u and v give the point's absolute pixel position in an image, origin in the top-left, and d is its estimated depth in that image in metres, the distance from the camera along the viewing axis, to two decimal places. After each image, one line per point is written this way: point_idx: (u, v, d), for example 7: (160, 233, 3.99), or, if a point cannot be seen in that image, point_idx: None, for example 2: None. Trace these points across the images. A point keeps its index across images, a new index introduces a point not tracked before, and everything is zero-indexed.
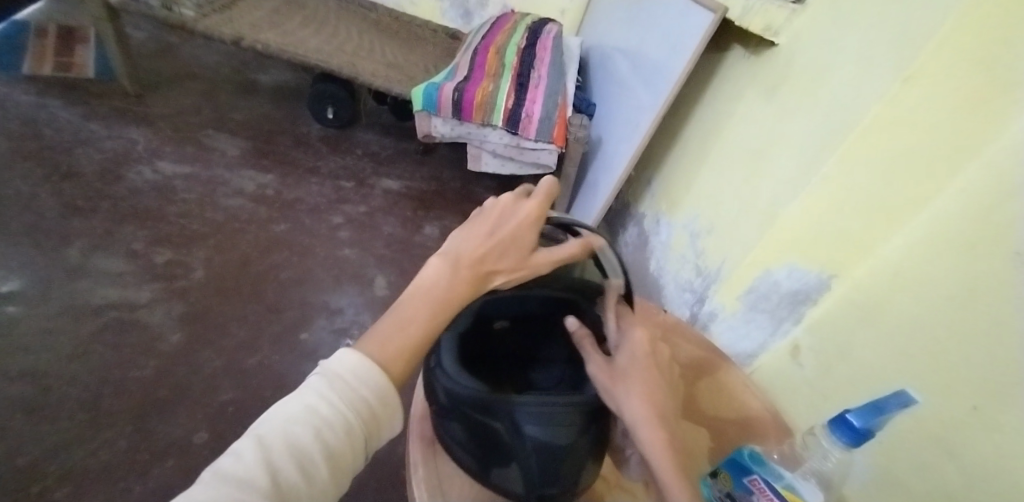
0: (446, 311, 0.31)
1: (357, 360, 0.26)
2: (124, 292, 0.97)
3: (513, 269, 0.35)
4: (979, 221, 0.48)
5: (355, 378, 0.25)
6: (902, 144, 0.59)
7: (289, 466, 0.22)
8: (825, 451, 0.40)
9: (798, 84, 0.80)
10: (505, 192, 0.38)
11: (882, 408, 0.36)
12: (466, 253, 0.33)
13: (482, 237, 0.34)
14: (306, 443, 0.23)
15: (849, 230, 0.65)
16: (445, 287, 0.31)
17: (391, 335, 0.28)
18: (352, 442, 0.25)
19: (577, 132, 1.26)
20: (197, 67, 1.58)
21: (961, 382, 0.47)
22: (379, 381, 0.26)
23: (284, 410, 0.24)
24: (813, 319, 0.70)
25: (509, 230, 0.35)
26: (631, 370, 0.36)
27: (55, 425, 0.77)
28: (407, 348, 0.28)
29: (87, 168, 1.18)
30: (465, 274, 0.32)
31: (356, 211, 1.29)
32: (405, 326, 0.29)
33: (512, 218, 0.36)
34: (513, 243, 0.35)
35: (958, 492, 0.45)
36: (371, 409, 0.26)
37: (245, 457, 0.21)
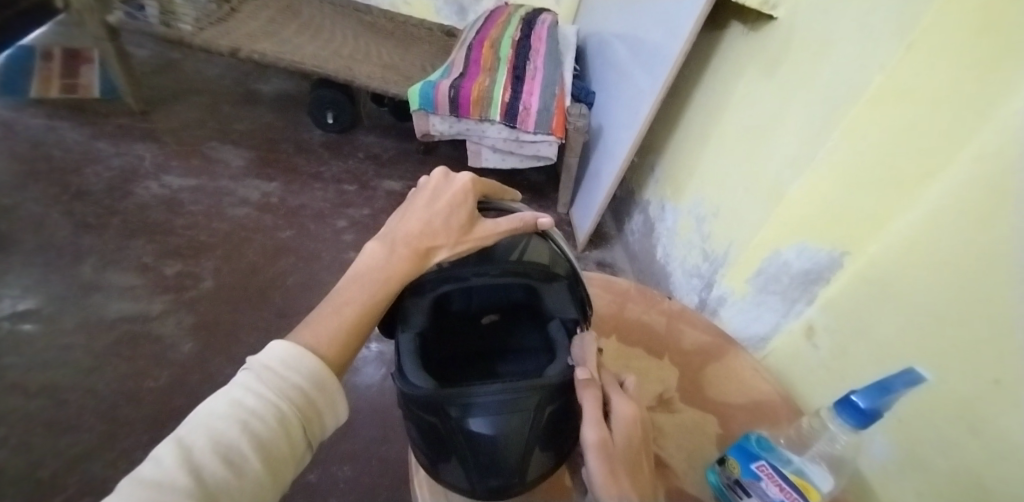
0: (385, 287, 0.35)
1: (286, 352, 0.29)
2: (137, 305, 0.99)
3: (453, 244, 0.40)
4: (994, 187, 0.46)
5: (284, 368, 0.28)
6: (908, 114, 0.56)
7: (214, 462, 0.23)
8: (832, 434, 0.38)
9: (797, 58, 0.78)
10: (431, 183, 0.42)
11: (889, 388, 0.34)
12: (401, 236, 0.38)
13: (417, 219, 0.39)
14: (232, 437, 0.25)
15: (858, 205, 0.63)
16: (383, 268, 0.36)
17: (325, 319, 0.32)
18: (286, 430, 0.26)
19: (576, 121, 1.23)
20: (199, 81, 1.60)
21: (981, 355, 0.45)
22: (312, 366, 0.29)
23: (212, 410, 0.26)
24: (826, 299, 0.68)
25: (442, 211, 0.40)
26: (626, 452, 0.35)
27: (75, 437, 0.79)
28: (340, 326, 0.32)
29: (96, 186, 1.20)
30: (401, 253, 0.37)
31: (359, 213, 1.30)
32: (343, 305, 0.33)
33: (442, 199, 0.41)
34: (447, 222, 0.40)
35: (982, 467, 0.44)
36: (304, 396, 0.28)
37: (165, 460, 0.23)
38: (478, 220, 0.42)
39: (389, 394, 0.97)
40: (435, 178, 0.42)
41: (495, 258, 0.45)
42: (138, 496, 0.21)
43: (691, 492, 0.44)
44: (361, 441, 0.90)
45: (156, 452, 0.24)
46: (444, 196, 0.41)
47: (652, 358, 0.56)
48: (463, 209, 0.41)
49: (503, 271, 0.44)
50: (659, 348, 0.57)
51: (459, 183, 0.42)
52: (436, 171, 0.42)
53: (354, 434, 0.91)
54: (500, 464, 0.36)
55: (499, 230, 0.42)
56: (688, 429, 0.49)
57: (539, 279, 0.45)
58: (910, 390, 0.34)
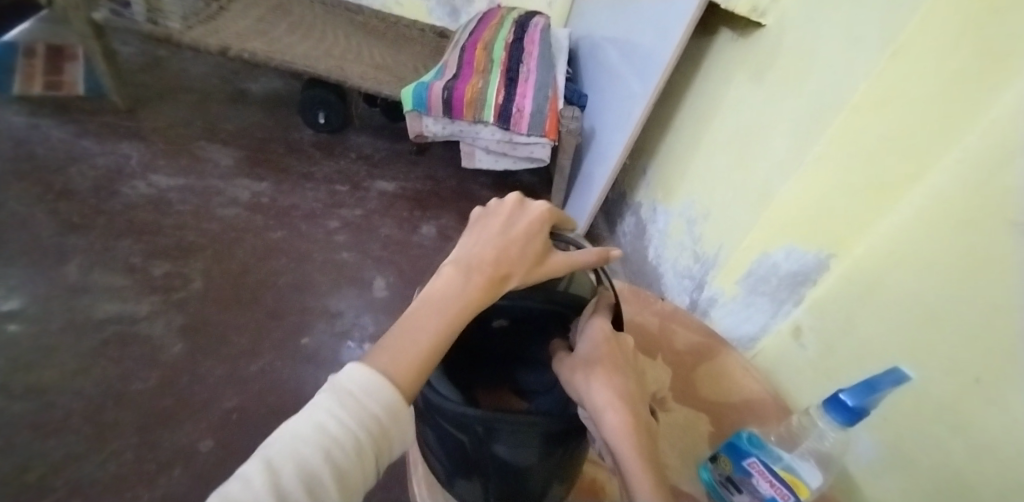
0: (461, 316, 0.32)
1: (368, 376, 0.27)
2: (125, 306, 0.97)
3: (528, 272, 0.36)
4: (977, 195, 0.48)
5: (366, 395, 0.27)
6: (893, 119, 0.58)
7: (299, 491, 0.23)
8: (820, 433, 0.39)
9: (783, 65, 0.80)
10: (503, 205, 0.39)
11: (876, 386, 0.35)
12: (477, 260, 0.35)
13: (492, 243, 0.36)
14: (315, 465, 0.24)
15: (842, 209, 0.66)
16: (459, 296, 0.32)
17: (404, 345, 0.30)
18: (362, 461, 0.26)
19: (569, 124, 1.25)
20: (187, 79, 1.58)
21: (960, 356, 0.48)
22: (390, 396, 0.27)
23: (295, 430, 0.25)
24: (812, 300, 0.70)
25: (519, 238, 0.37)
26: (590, 359, 0.36)
27: (61, 440, 0.77)
28: (417, 358, 0.29)
29: (82, 184, 1.18)
30: (478, 280, 0.34)
31: (351, 214, 1.29)
32: (419, 331, 0.31)
33: (518, 226, 0.38)
34: (523, 250, 0.37)
35: (964, 465, 0.46)
36: (381, 427, 0.27)
37: (253, 485, 0.22)
38: (551, 250, 0.39)
39: None
40: (511, 205, 0.39)
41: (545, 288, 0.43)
42: None
43: (683, 487, 0.45)
44: None
45: (240, 469, 0.23)
46: (520, 221, 0.38)
47: (646, 358, 0.56)
48: (539, 239, 0.38)
49: (548, 300, 0.43)
50: (652, 347, 0.58)
51: (534, 212, 0.39)
52: (509, 196, 0.39)
53: None
54: (525, 483, 0.38)
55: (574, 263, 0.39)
56: (681, 426, 0.50)
57: (572, 309, 0.44)
58: (896, 388, 0.35)
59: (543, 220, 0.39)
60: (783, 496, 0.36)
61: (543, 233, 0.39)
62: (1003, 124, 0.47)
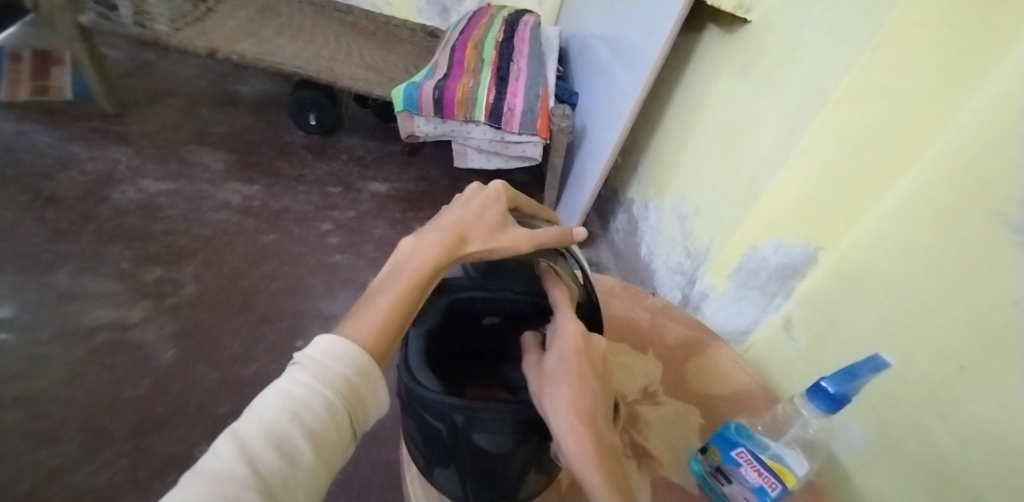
0: (417, 275, 0.33)
1: (331, 343, 0.28)
2: (116, 312, 0.96)
3: (485, 238, 0.37)
4: (965, 187, 0.51)
5: (330, 359, 0.27)
6: (876, 113, 0.60)
7: (268, 452, 0.23)
8: (806, 422, 0.40)
9: (768, 61, 0.80)
10: (464, 188, 0.41)
11: (856, 373, 0.36)
12: (433, 228, 0.36)
13: (449, 214, 0.37)
14: (284, 427, 0.24)
15: (827, 201, 0.68)
16: (413, 259, 0.33)
17: (363, 311, 0.31)
18: (335, 420, 0.26)
19: (560, 122, 1.23)
20: (175, 83, 1.57)
21: (948, 345, 0.51)
22: (356, 356, 0.28)
23: (264, 402, 0.26)
24: (803, 293, 0.73)
25: (476, 207, 0.38)
26: (558, 370, 0.34)
27: (55, 447, 0.77)
28: (374, 320, 0.30)
29: (71, 191, 1.17)
30: (431, 242, 0.34)
31: (344, 216, 1.29)
32: (380, 297, 0.31)
33: (475, 198, 0.39)
34: (480, 217, 0.38)
35: (951, 451, 0.49)
36: (350, 385, 0.28)
37: (222, 453, 0.23)
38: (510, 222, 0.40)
39: None
40: (469, 189, 0.41)
41: (524, 274, 0.41)
42: (197, 489, 0.21)
43: (675, 479, 0.45)
44: None
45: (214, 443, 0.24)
46: (479, 194, 0.40)
47: (638, 353, 0.57)
48: (497, 207, 0.39)
49: (527, 290, 0.41)
50: (644, 342, 0.59)
51: (492, 187, 0.40)
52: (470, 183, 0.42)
53: None
54: (501, 475, 0.39)
55: (537, 237, 0.40)
56: (672, 420, 0.51)
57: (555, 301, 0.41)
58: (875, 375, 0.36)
59: (501, 194, 0.41)
60: (771, 484, 0.37)
61: (502, 204, 0.40)
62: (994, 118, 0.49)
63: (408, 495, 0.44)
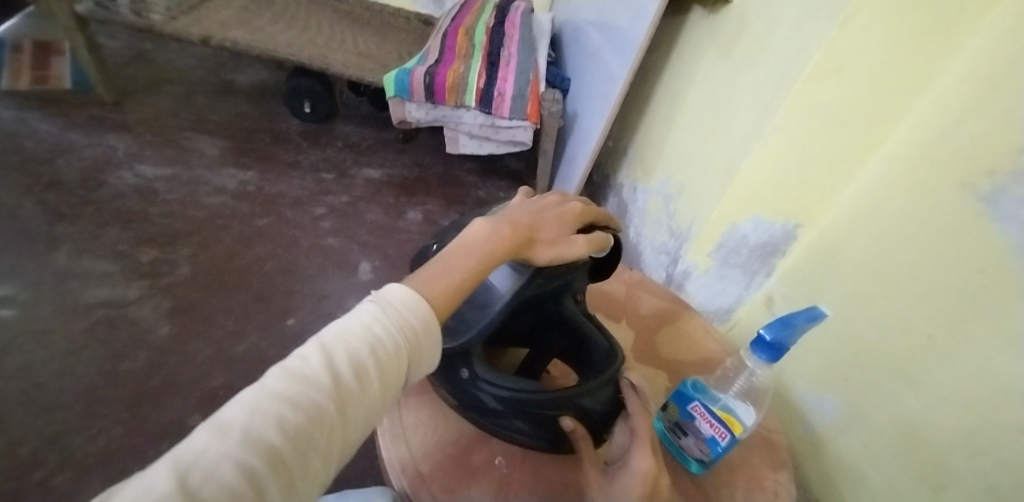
0: (489, 256, 0.38)
1: (407, 296, 0.34)
2: (113, 291, 0.99)
3: (552, 240, 0.42)
4: (936, 161, 0.52)
5: (403, 308, 0.33)
6: (848, 90, 0.61)
7: (346, 370, 0.29)
8: (751, 371, 0.42)
9: (747, 40, 0.81)
10: (546, 198, 0.47)
11: (792, 322, 0.38)
12: (510, 221, 0.42)
13: (529, 213, 0.44)
14: (361, 353, 0.30)
15: (802, 179, 0.69)
16: (487, 242, 0.39)
17: (438, 273, 0.36)
18: (399, 360, 0.32)
19: (550, 107, 1.25)
20: (173, 72, 1.59)
21: (916, 315, 0.52)
22: (421, 310, 0.34)
23: (348, 326, 0.31)
24: (783, 270, 0.74)
25: (550, 217, 0.44)
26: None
27: (53, 417, 0.79)
28: (446, 282, 0.36)
29: (69, 175, 1.19)
30: (506, 232, 0.40)
31: (338, 200, 1.31)
32: (452, 265, 0.37)
33: (551, 212, 0.45)
34: (554, 226, 0.43)
35: (918, 417, 0.51)
36: (415, 333, 0.33)
37: (313, 360, 0.29)
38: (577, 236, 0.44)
39: None
40: (549, 201, 0.47)
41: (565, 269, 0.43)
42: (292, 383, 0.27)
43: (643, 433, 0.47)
44: None
45: (305, 349, 0.30)
46: (555, 210, 0.46)
47: (611, 322, 0.59)
48: (568, 223, 0.44)
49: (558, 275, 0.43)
50: (618, 312, 0.60)
51: (568, 207, 0.46)
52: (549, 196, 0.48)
53: None
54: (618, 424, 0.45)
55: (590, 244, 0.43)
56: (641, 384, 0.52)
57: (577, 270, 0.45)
58: (810, 323, 0.38)
59: (577, 213, 0.46)
60: (721, 435, 0.40)
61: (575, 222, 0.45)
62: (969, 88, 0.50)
63: (378, 449, 0.45)
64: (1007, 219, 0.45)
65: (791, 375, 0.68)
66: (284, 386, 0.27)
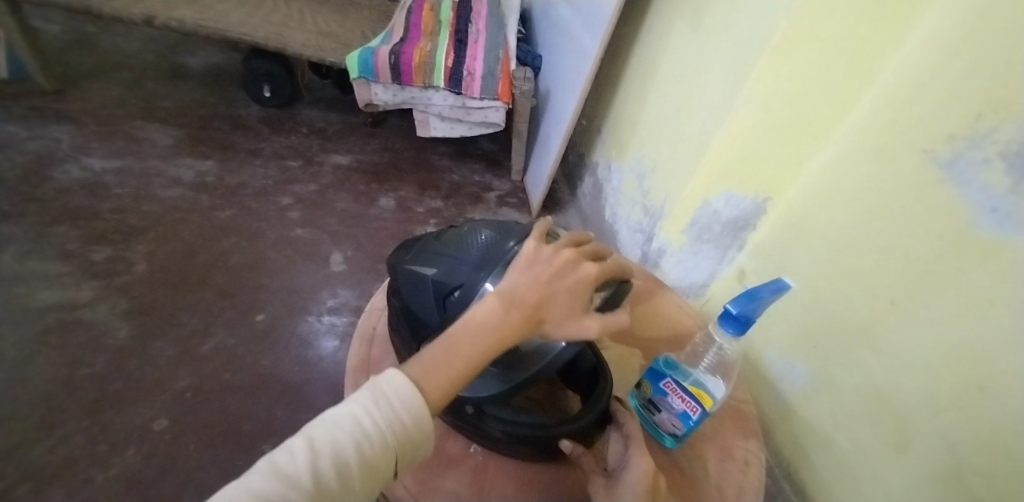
0: (492, 348, 0.34)
1: (401, 385, 0.32)
2: (65, 293, 0.93)
3: (562, 320, 0.35)
4: (899, 129, 0.52)
5: (396, 400, 0.32)
6: (812, 59, 0.60)
7: (330, 467, 0.28)
8: (720, 347, 0.42)
9: (715, 10, 0.80)
10: (563, 252, 0.38)
11: (758, 295, 0.38)
12: (518, 299, 0.35)
13: (539, 284, 0.35)
14: (346, 450, 0.29)
15: (772, 152, 0.69)
16: (491, 330, 0.34)
17: (439, 360, 0.33)
18: (386, 457, 0.31)
19: (522, 86, 1.22)
20: (118, 57, 1.49)
21: (879, 283, 0.53)
22: (413, 407, 0.32)
23: (339, 417, 0.31)
24: (755, 243, 0.74)
25: (564, 289, 0.36)
26: None
27: (6, 428, 0.75)
28: (446, 378, 0.33)
29: (9, 171, 1.11)
30: (512, 319, 0.34)
31: (305, 189, 1.26)
32: (454, 355, 0.33)
33: (567, 278, 0.36)
34: (569, 301, 0.36)
35: (882, 381, 0.52)
36: (404, 428, 0.31)
37: (298, 456, 0.28)
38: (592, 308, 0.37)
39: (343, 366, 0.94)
40: (565, 256, 0.37)
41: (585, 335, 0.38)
42: (274, 481, 0.27)
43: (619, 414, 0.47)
44: (319, 411, 0.86)
45: (294, 440, 0.30)
46: (572, 274, 0.37)
47: None
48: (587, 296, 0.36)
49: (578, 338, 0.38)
50: None
51: (587, 271, 0.37)
52: (566, 249, 0.38)
53: (308, 405, 0.86)
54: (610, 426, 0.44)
55: (608, 325, 0.36)
56: (615, 363, 0.52)
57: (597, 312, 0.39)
58: (776, 295, 0.38)
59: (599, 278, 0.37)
60: (692, 409, 0.40)
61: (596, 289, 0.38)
62: (930, 51, 0.50)
63: None
64: (966, 185, 0.45)
65: (762, 346, 0.69)
66: (263, 482, 0.27)
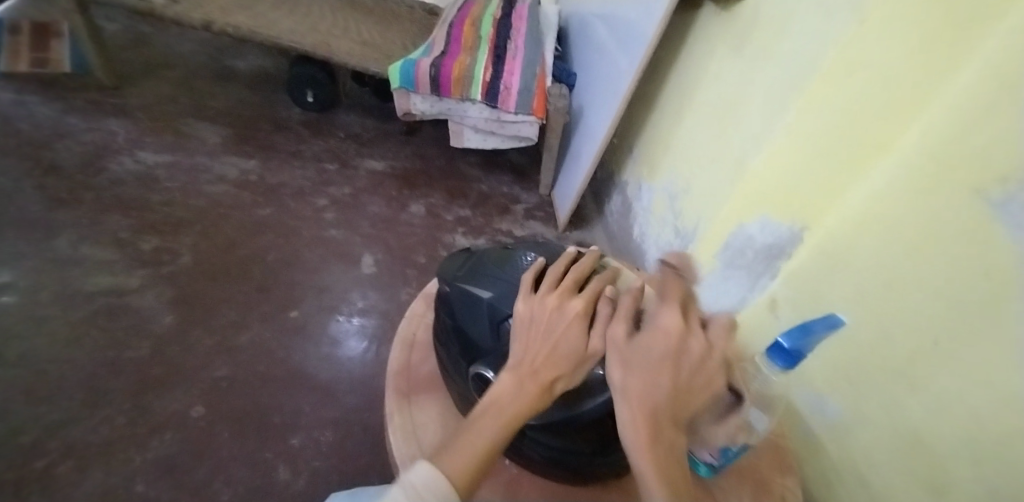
0: (518, 419, 0.33)
1: (429, 473, 0.30)
2: (114, 279, 0.98)
3: (570, 366, 0.37)
4: (943, 162, 0.52)
5: (425, 490, 0.29)
6: (858, 89, 0.61)
7: None
8: (764, 378, 0.43)
9: (760, 38, 0.81)
10: (550, 300, 0.40)
11: (811, 330, 0.39)
12: (527, 364, 0.36)
13: (541, 347, 0.37)
14: None
15: (810, 180, 0.69)
16: (514, 401, 0.34)
17: (465, 443, 0.32)
18: None
19: (556, 102, 1.24)
20: (172, 57, 1.56)
21: (920, 320, 0.53)
22: (448, 496, 0.30)
23: None
24: (788, 272, 0.73)
25: (562, 337, 0.38)
26: (646, 358, 0.36)
27: (55, 405, 0.79)
28: (476, 455, 0.32)
29: (69, 160, 1.18)
30: (531, 387, 0.35)
31: (340, 192, 1.30)
32: (480, 431, 0.33)
33: (558, 328, 0.39)
34: (569, 346, 0.38)
35: (920, 423, 0.51)
36: None
37: None
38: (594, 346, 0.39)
39: (371, 367, 0.96)
40: (551, 305, 0.40)
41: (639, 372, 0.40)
42: None
43: None
44: (344, 408, 0.88)
45: None
46: (562, 322, 0.39)
47: None
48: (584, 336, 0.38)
49: None
50: None
51: (573, 311, 0.39)
52: (551, 297, 0.40)
53: (335, 403, 0.88)
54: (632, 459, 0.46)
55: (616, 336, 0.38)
56: None
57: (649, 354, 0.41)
58: (829, 331, 0.39)
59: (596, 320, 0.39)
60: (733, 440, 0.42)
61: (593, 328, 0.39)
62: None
63: (389, 449, 0.43)
64: (1013, 225, 0.44)
65: (793, 378, 0.68)
66: None
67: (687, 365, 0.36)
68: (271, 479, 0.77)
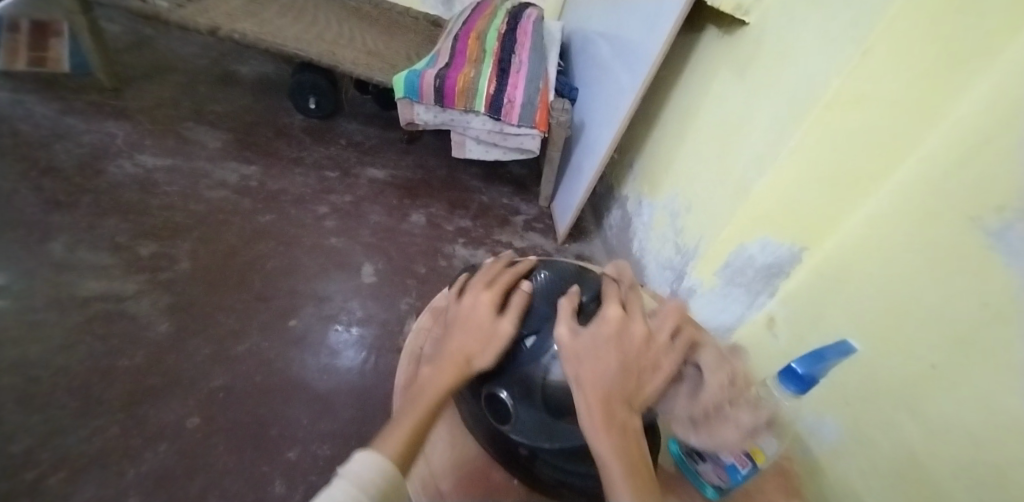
0: (435, 398, 0.38)
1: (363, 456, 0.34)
2: (110, 284, 0.97)
3: (486, 348, 0.40)
4: (945, 192, 0.54)
5: (363, 466, 0.33)
6: (864, 119, 0.63)
7: None
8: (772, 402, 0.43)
9: (764, 61, 0.82)
10: (471, 295, 0.44)
11: (823, 357, 0.39)
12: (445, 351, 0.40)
13: (461, 335, 0.41)
14: None
15: (814, 204, 0.71)
16: (431, 384, 0.39)
17: (394, 424, 0.37)
18: None
19: (559, 117, 1.26)
20: (175, 60, 1.56)
21: (917, 346, 0.53)
22: (386, 466, 0.34)
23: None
24: (787, 291, 0.76)
25: (479, 323, 0.42)
26: (591, 346, 0.39)
27: (47, 413, 0.77)
28: (406, 433, 0.36)
29: (67, 162, 1.17)
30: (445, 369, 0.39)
31: (341, 200, 1.30)
32: (407, 414, 0.37)
33: (476, 316, 0.42)
34: (485, 330, 0.41)
35: (919, 446, 0.51)
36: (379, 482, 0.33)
37: None
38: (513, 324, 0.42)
39: (370, 378, 0.95)
40: (470, 299, 0.43)
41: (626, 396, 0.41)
42: None
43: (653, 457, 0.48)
44: (342, 421, 0.87)
45: None
46: (478, 311, 0.42)
47: None
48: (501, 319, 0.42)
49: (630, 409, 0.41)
50: None
51: (487, 300, 0.43)
52: (471, 291, 0.44)
53: (333, 415, 0.88)
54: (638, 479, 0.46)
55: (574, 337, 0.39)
56: None
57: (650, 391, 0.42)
58: (840, 357, 0.40)
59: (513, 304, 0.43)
60: (742, 463, 0.42)
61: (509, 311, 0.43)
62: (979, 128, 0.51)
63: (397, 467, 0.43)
64: (1014, 256, 0.45)
65: None
66: None
67: (630, 348, 0.39)
68: (266, 494, 0.76)
